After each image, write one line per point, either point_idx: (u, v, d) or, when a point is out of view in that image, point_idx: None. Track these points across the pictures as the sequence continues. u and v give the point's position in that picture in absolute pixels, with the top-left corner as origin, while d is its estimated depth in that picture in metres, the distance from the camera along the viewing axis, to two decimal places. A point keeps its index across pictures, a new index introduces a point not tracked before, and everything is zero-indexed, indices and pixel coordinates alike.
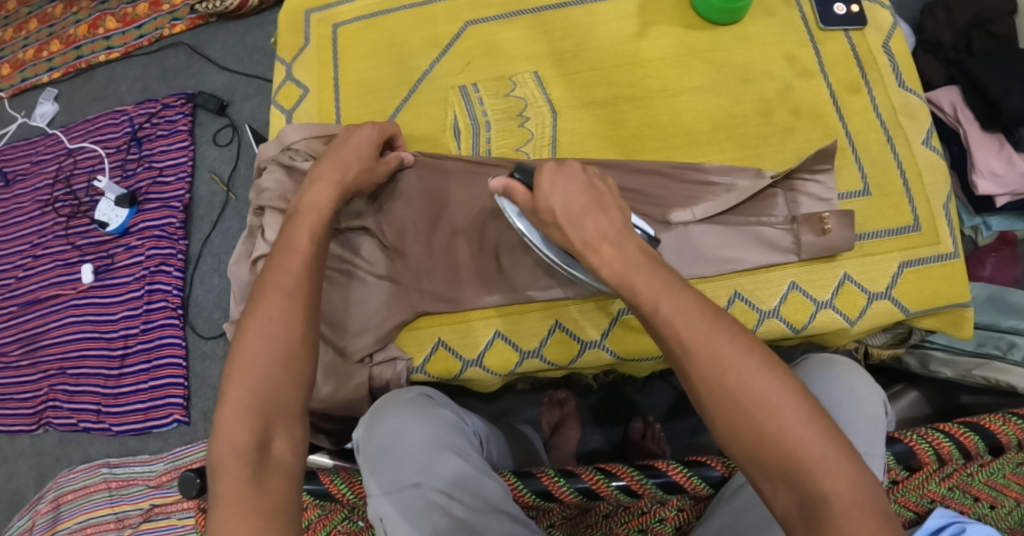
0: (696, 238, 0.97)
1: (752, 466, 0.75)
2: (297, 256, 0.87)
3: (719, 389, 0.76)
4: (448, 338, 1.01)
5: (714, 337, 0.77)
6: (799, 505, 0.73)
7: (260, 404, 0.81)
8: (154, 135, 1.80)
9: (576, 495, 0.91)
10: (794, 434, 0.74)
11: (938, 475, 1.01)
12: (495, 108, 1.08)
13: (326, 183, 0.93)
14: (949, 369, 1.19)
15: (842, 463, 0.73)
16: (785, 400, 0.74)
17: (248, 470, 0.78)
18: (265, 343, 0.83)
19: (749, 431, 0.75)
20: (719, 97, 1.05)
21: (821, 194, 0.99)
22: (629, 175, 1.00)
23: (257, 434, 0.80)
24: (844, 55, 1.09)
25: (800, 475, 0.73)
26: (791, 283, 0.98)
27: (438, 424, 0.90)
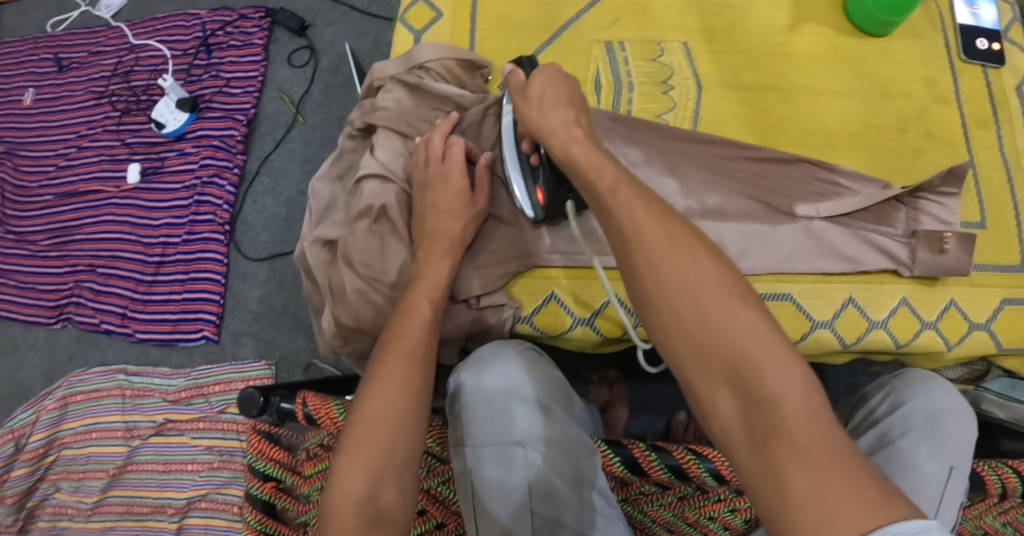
0: (817, 234, 0.94)
1: (693, 365, 0.74)
2: (415, 321, 0.88)
3: (655, 280, 0.76)
4: (564, 293, 0.99)
5: (674, 234, 0.77)
6: (744, 411, 0.71)
7: (375, 456, 0.79)
8: (226, 44, 1.75)
9: (665, 472, 0.91)
10: (739, 327, 0.72)
11: (998, 510, 1.01)
12: (640, 70, 1.05)
13: (440, 252, 0.94)
14: (1003, 411, 1.15)
15: (788, 363, 0.71)
16: (734, 302, 0.74)
17: (360, 523, 0.76)
18: (384, 401, 0.82)
19: (694, 321, 0.74)
20: (859, 105, 1.03)
21: (946, 217, 0.95)
22: (761, 162, 0.99)
23: (369, 486, 0.78)
24: (979, 89, 1.05)
25: (747, 373, 0.71)
26: (902, 298, 0.95)
27: (548, 385, 0.91)
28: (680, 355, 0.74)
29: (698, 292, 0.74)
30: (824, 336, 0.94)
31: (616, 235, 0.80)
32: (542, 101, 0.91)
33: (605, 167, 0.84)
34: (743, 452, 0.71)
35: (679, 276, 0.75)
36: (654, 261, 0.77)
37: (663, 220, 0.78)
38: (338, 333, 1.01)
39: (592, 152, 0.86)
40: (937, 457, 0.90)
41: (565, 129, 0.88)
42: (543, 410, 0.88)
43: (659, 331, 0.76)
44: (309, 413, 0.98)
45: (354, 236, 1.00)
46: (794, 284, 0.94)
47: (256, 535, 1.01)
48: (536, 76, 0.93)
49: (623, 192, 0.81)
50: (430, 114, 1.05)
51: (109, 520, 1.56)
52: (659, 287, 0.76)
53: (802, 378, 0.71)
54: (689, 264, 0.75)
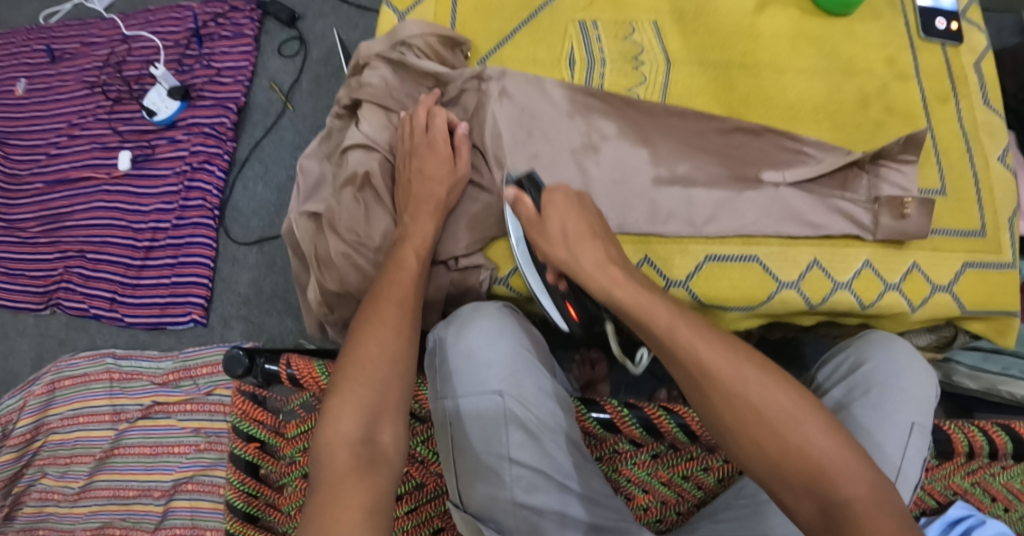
0: (784, 200, 0.99)
1: (774, 481, 0.79)
2: (405, 272, 0.92)
3: (728, 405, 0.81)
4: None
5: (740, 367, 0.82)
6: (822, 513, 0.77)
7: (368, 398, 0.83)
8: (217, 35, 1.78)
9: (637, 427, 0.95)
10: (816, 444, 0.79)
11: (966, 469, 1.04)
12: (613, 49, 1.09)
13: (425, 214, 0.98)
14: (972, 381, 1.19)
15: (857, 468, 0.78)
16: (804, 415, 0.80)
17: (355, 460, 0.80)
18: (378, 346, 0.86)
19: (771, 443, 0.79)
20: (824, 80, 1.07)
21: (905, 184, 0.99)
22: (731, 133, 1.02)
23: (363, 426, 0.81)
24: (938, 67, 1.09)
25: (826, 486, 0.77)
26: (865, 261, 0.99)
27: (525, 337, 0.94)
28: (762, 475, 0.80)
29: (774, 418, 0.80)
30: (790, 297, 0.97)
31: (680, 368, 0.84)
32: (565, 237, 0.92)
33: (654, 308, 0.86)
34: None
35: (752, 404, 0.80)
36: (723, 387, 0.81)
37: (723, 346, 0.83)
38: (324, 301, 1.05)
39: (636, 292, 0.87)
40: (899, 414, 0.93)
41: (602, 271, 0.89)
42: (521, 361, 0.91)
43: (739, 451, 0.81)
44: (294, 374, 1.01)
45: (341, 205, 1.03)
46: (761, 247, 0.98)
47: (240, 496, 1.03)
48: (547, 205, 0.94)
49: (682, 328, 0.84)
50: (414, 90, 1.09)
51: (96, 504, 1.57)
52: (735, 417, 0.81)
53: (874, 482, 0.78)
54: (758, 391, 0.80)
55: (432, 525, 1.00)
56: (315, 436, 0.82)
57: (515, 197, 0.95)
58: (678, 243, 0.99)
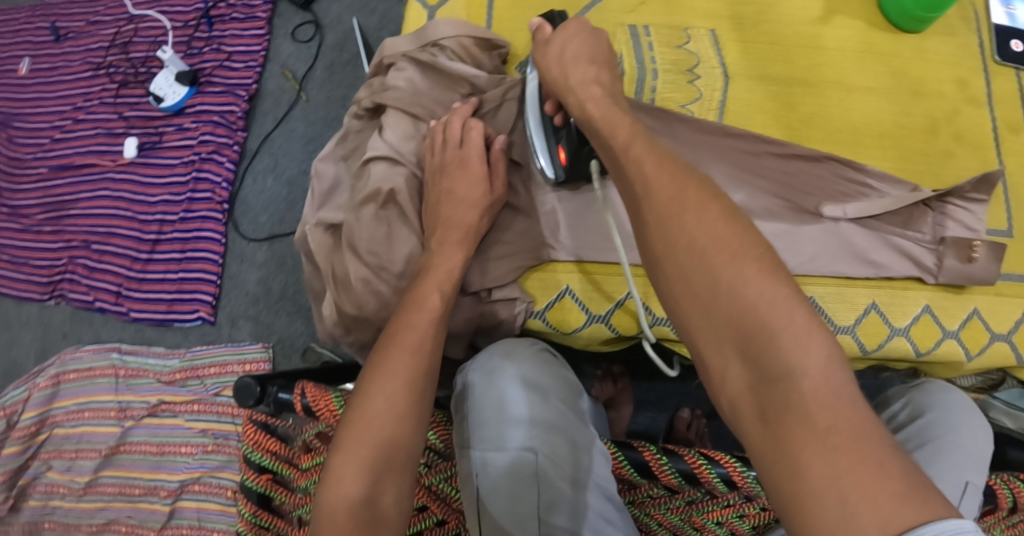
0: (844, 236, 0.91)
1: (705, 330, 0.71)
2: (423, 314, 0.85)
3: (665, 243, 0.73)
4: (578, 288, 0.95)
5: (684, 189, 0.74)
6: (755, 383, 0.68)
7: (374, 457, 0.77)
8: (229, 17, 1.69)
9: (675, 476, 0.89)
10: (753, 288, 0.69)
11: (1006, 523, 0.99)
12: (665, 57, 0.98)
13: (453, 244, 0.90)
14: (1010, 420, 1.11)
15: (810, 334, 0.67)
16: (748, 251, 0.71)
17: (356, 526, 0.74)
18: (387, 400, 0.79)
19: (703, 281, 0.71)
20: (891, 103, 0.99)
21: (972, 224, 0.91)
22: (789, 160, 0.94)
23: (367, 489, 0.76)
24: (1012, 93, 1.01)
25: (762, 343, 0.68)
26: (925, 306, 0.92)
27: (561, 387, 0.88)
28: (693, 321, 0.71)
29: (708, 250, 0.71)
30: (845, 341, 0.91)
31: (625, 184, 0.78)
32: (563, 57, 0.87)
33: (619, 123, 0.81)
34: (754, 432, 0.67)
35: (691, 239, 0.72)
36: (665, 223, 0.74)
37: (668, 162, 0.76)
38: (340, 323, 0.98)
39: (609, 109, 0.83)
40: (952, 471, 0.87)
41: (583, 88, 0.85)
42: (551, 412, 0.86)
43: (669, 293, 0.73)
44: (308, 404, 0.96)
45: (360, 222, 0.96)
46: (816, 287, 0.91)
47: (252, 528, 0.98)
48: (561, 33, 0.89)
49: (637, 146, 0.78)
50: (443, 95, 1.01)
51: (102, 500, 1.53)
52: (668, 247, 0.73)
53: (824, 348, 0.67)
54: (701, 225, 0.72)
55: None
56: (316, 494, 0.77)
57: (537, 25, 0.90)
58: None
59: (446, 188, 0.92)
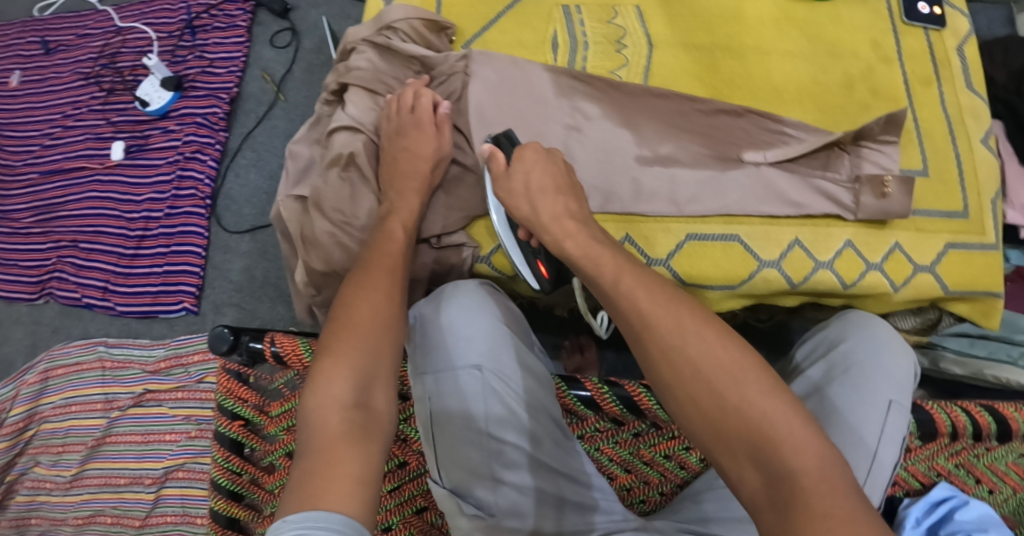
0: (766, 178, 0.99)
1: (717, 445, 0.76)
2: (394, 243, 0.93)
3: (672, 371, 0.78)
4: None
5: (683, 321, 0.80)
6: (769, 485, 0.73)
7: (362, 361, 0.82)
8: (210, 26, 1.79)
9: (617, 404, 0.94)
10: (757, 406, 0.75)
11: (949, 450, 1.06)
12: (596, 32, 1.09)
13: (411, 191, 0.99)
14: (959, 367, 1.19)
15: (810, 440, 0.74)
16: (743, 375, 0.77)
17: (349, 423, 0.78)
18: (372, 308, 0.86)
19: (711, 403, 0.76)
20: (809, 64, 1.08)
21: (886, 164, 1.00)
22: (713, 114, 1.03)
23: (357, 390, 0.80)
24: (921, 50, 1.10)
25: (771, 454, 0.73)
26: (847, 241, 0.99)
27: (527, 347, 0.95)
28: (705, 440, 0.77)
29: (711, 375, 0.77)
30: (771, 275, 0.98)
31: (629, 323, 0.82)
32: (528, 190, 0.93)
33: (602, 258, 0.87)
34: (768, 523, 0.72)
35: (696, 367, 0.77)
36: (670, 354, 0.79)
37: (669, 298, 0.81)
38: (311, 281, 1.05)
39: (586, 243, 0.88)
40: (877, 390, 0.93)
41: (558, 223, 0.90)
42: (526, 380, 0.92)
43: (679, 413, 0.78)
44: (278, 352, 1.00)
45: (326, 184, 1.04)
46: (742, 226, 0.99)
47: (225, 473, 1.03)
48: (518, 162, 0.95)
49: (626, 281, 0.84)
50: (401, 73, 1.10)
51: (88, 492, 1.58)
52: (676, 375, 0.78)
53: (821, 450, 0.73)
54: (702, 355, 0.77)
55: (415, 504, 1.01)
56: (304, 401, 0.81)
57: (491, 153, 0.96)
58: (659, 222, 0.99)
59: (402, 146, 1.00)
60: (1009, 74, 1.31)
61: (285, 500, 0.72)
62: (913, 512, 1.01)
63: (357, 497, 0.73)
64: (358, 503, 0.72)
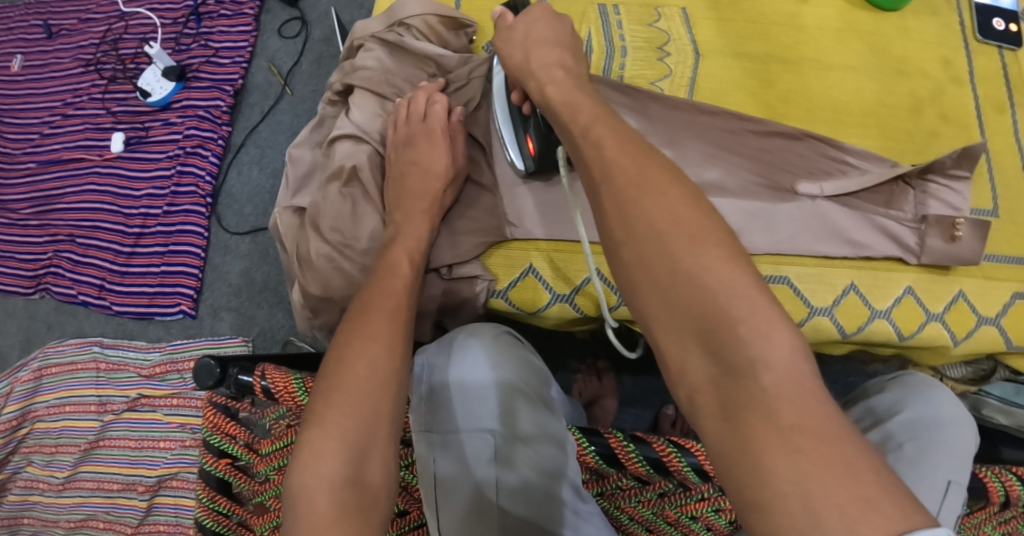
0: (822, 214, 0.87)
1: (664, 322, 0.66)
2: (398, 280, 0.84)
3: (625, 230, 0.69)
4: (542, 267, 0.93)
5: (645, 172, 0.70)
6: (719, 376, 0.63)
7: (356, 433, 0.72)
8: (217, 14, 1.69)
9: (644, 466, 0.82)
10: (715, 274, 0.64)
11: (998, 520, 0.93)
12: (636, 36, 0.97)
13: (416, 213, 0.89)
14: (1004, 416, 1.07)
15: (774, 323, 0.63)
16: (700, 230, 0.67)
17: (341, 507, 0.69)
18: (368, 366, 0.76)
19: (664, 272, 0.66)
20: (872, 81, 0.96)
21: (956, 202, 0.88)
22: (765, 137, 0.91)
23: (350, 467, 0.71)
24: (994, 72, 0.99)
25: (724, 336, 0.63)
26: (908, 287, 0.89)
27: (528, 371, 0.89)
28: (653, 312, 0.67)
29: (666, 234, 0.67)
30: (822, 324, 0.88)
31: (586, 172, 0.74)
32: (526, 40, 0.86)
33: (581, 103, 0.79)
34: (713, 428, 0.62)
35: (652, 225, 0.67)
36: (623, 207, 0.70)
37: (630, 144, 0.73)
38: (307, 305, 0.96)
39: (569, 91, 0.80)
40: (934, 468, 0.80)
41: (545, 70, 0.83)
42: (527, 405, 0.86)
43: (631, 288, 0.68)
44: (268, 387, 0.91)
45: (325, 199, 0.94)
46: (793, 267, 0.87)
47: (210, 514, 0.95)
48: (524, 18, 0.88)
49: (597, 129, 0.75)
50: (412, 74, 1.00)
51: (80, 496, 1.51)
52: (631, 235, 0.68)
53: (787, 342, 0.62)
54: (661, 209, 0.68)
55: None
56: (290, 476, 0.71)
57: (499, 14, 0.90)
58: None
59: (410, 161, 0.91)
60: None
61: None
62: None
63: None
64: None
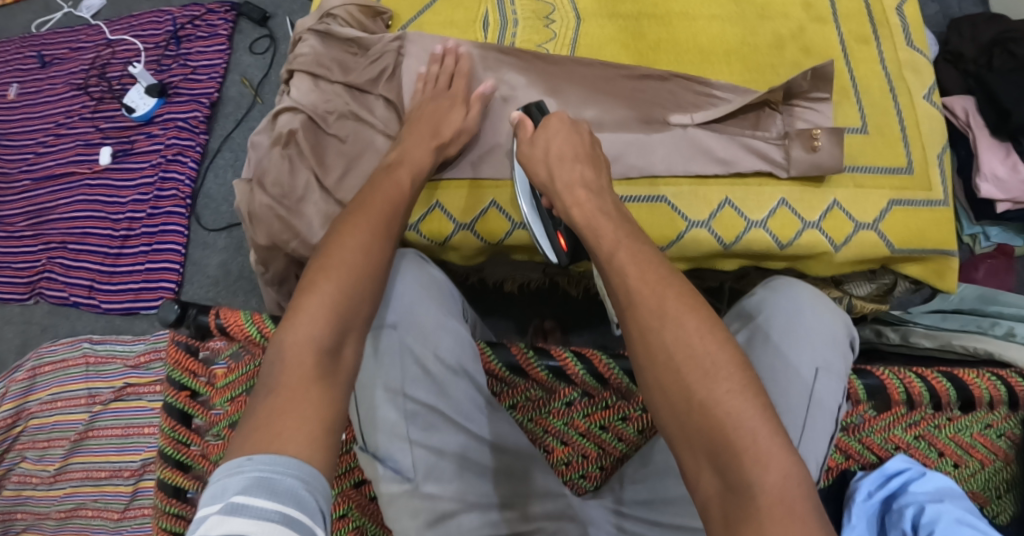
0: (694, 138, 1.03)
1: (681, 441, 0.74)
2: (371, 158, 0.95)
3: (648, 354, 0.76)
4: (446, 202, 1.07)
5: (668, 306, 0.76)
6: (725, 491, 0.71)
7: (342, 307, 0.79)
8: (194, 36, 1.87)
9: (546, 372, 0.94)
10: (723, 406, 0.72)
11: (906, 421, 0.97)
12: (525, 9, 1.15)
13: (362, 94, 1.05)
14: (928, 340, 1.14)
15: (773, 452, 0.71)
16: (712, 345, 0.74)
17: (318, 369, 0.76)
18: (362, 255, 0.82)
19: (678, 397, 0.74)
20: (735, 27, 1.11)
21: (818, 120, 1.04)
22: (639, 80, 1.07)
23: (331, 336, 0.78)
24: (857, 10, 1.13)
25: (727, 454, 0.71)
26: (781, 200, 1.02)
27: (429, 279, 0.95)
28: (670, 432, 0.75)
29: (682, 365, 0.74)
30: (700, 234, 1.01)
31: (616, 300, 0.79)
32: (548, 156, 0.92)
33: (602, 227, 0.84)
34: (716, 531, 0.71)
35: (673, 352, 0.74)
36: (646, 336, 0.76)
37: (657, 272, 0.78)
38: (257, 257, 1.10)
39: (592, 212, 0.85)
40: (800, 357, 0.90)
41: (569, 190, 0.87)
42: (424, 301, 0.92)
43: (652, 405, 0.76)
44: (222, 323, 1.04)
45: (268, 163, 1.07)
46: (669, 188, 1.02)
47: (170, 443, 1.05)
48: (544, 130, 0.95)
49: (624, 253, 0.80)
50: (340, 56, 1.14)
51: (69, 486, 1.59)
52: (652, 362, 0.76)
53: (783, 465, 0.71)
54: (679, 342, 0.74)
55: (353, 476, 1.03)
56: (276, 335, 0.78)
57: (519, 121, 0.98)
58: None
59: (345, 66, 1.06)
60: (977, 49, 1.32)
61: (239, 450, 0.71)
62: (863, 483, 0.94)
63: (319, 446, 0.73)
64: (321, 452, 0.73)
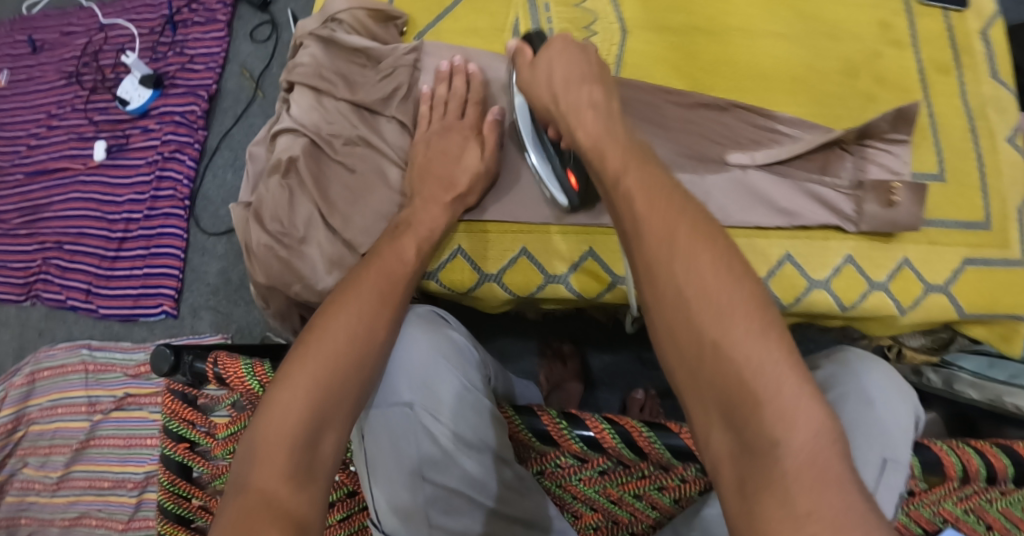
0: (752, 182, 0.93)
1: (689, 387, 0.63)
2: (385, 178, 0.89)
3: (654, 293, 0.66)
4: (469, 249, 0.99)
5: (676, 233, 0.66)
6: (739, 451, 0.60)
7: (321, 400, 0.74)
8: (191, 21, 1.74)
9: (577, 443, 0.81)
10: (741, 348, 0.61)
11: (957, 494, 0.81)
12: (562, 18, 1.04)
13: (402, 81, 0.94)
14: (974, 390, 1.03)
15: (801, 405, 0.60)
16: (726, 283, 0.63)
17: (292, 466, 0.71)
18: (348, 340, 0.78)
19: (685, 336, 0.63)
20: (801, 48, 1.00)
21: (896, 166, 0.94)
22: (693, 108, 0.98)
23: (309, 430, 0.73)
24: (939, 33, 1.01)
25: (746, 407, 0.60)
26: (847, 256, 0.93)
27: (449, 343, 0.85)
28: (678, 380, 0.64)
29: (693, 299, 0.63)
30: None
31: (619, 232, 0.70)
32: (551, 79, 0.85)
33: (609, 147, 0.76)
34: (732, 503, 0.60)
35: (680, 290, 0.64)
36: (653, 268, 0.66)
37: (668, 204, 0.68)
38: (257, 293, 1.00)
39: (600, 133, 0.78)
40: (866, 447, 0.77)
41: (574, 110, 0.81)
42: (442, 368, 0.82)
43: (658, 349, 0.66)
44: (220, 373, 0.93)
45: (265, 193, 0.97)
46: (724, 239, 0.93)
47: (171, 498, 0.98)
48: (545, 53, 0.87)
49: (630, 177, 0.71)
50: (343, 67, 1.02)
51: (72, 495, 1.52)
52: (659, 298, 0.65)
53: (812, 423, 0.59)
54: (690, 275, 0.64)
55: None
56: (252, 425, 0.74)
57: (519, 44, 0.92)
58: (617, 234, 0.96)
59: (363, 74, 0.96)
60: None
61: None
62: None
63: None
64: None
